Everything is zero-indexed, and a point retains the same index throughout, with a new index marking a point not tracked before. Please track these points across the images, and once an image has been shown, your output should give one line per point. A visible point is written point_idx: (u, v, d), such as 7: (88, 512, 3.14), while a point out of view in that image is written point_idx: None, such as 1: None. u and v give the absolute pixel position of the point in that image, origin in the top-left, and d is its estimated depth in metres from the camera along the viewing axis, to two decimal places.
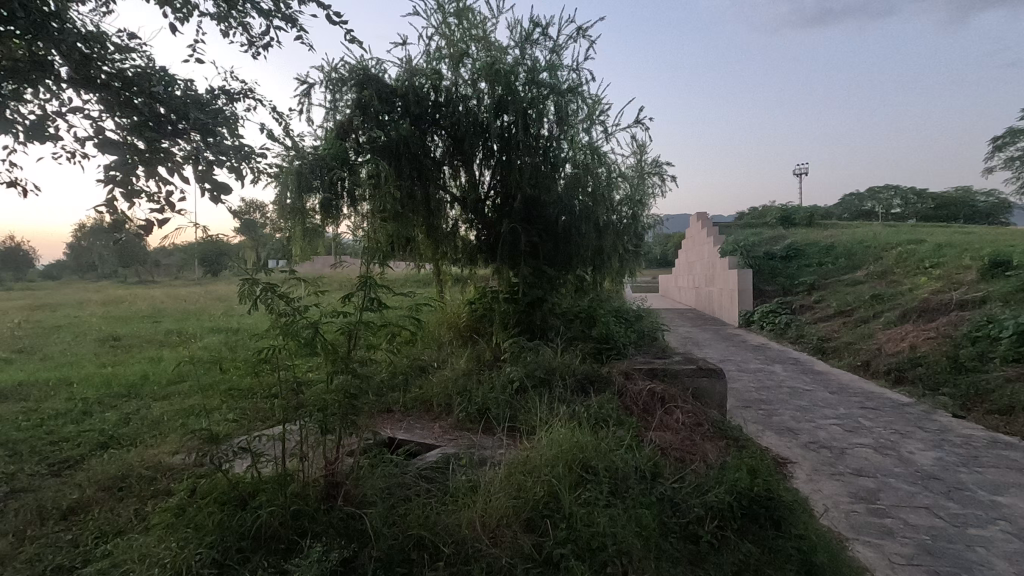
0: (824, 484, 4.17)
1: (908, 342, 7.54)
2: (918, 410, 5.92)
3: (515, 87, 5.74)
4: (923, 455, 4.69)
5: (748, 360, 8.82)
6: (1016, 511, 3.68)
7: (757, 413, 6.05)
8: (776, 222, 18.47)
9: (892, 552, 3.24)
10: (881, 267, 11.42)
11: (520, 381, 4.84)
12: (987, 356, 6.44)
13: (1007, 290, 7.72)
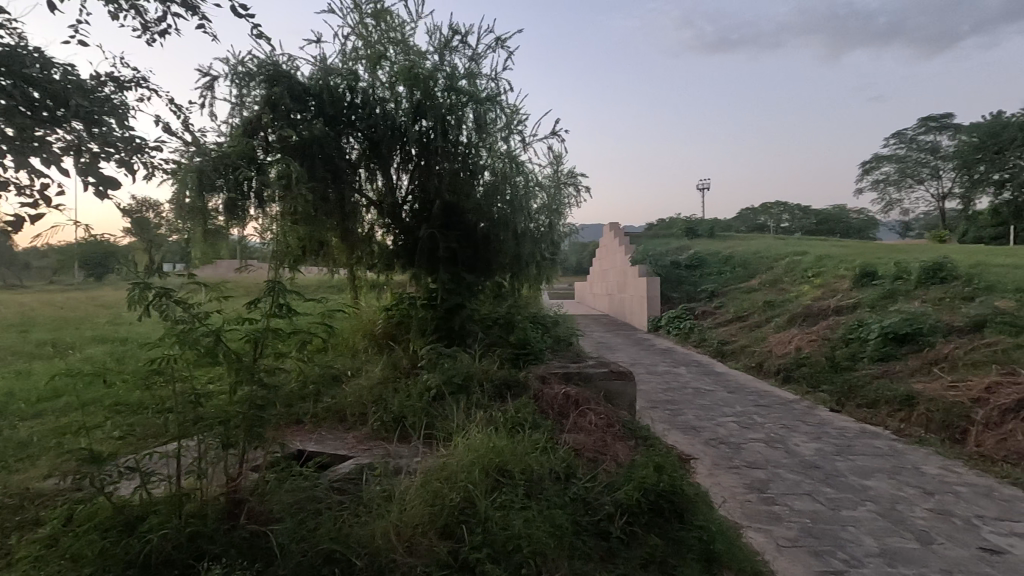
0: (723, 477, 4.49)
1: (793, 345, 8.29)
2: (802, 406, 6.52)
3: (434, 92, 5.72)
4: (805, 447, 5.18)
5: (657, 363, 9.32)
6: (880, 493, 4.14)
7: (664, 413, 6.40)
8: (682, 234, 19.72)
9: (779, 536, 3.54)
10: (772, 276, 12.49)
11: (438, 388, 4.81)
12: (858, 356, 7.21)
13: (873, 297, 8.71)
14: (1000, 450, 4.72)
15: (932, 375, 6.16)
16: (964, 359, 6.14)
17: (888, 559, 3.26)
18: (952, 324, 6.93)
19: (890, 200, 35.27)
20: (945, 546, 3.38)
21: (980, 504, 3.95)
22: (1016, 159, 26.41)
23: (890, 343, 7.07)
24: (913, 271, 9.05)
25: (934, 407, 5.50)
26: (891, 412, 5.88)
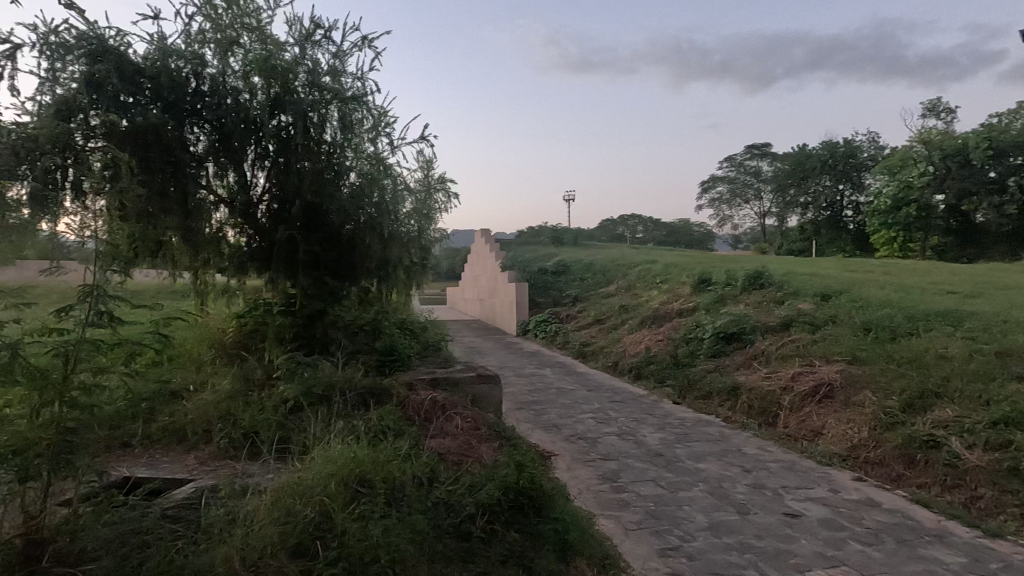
0: (580, 471, 4.79)
1: (644, 345, 9.10)
2: (650, 401, 7.18)
3: (294, 86, 5.40)
4: (651, 437, 5.71)
5: (524, 365, 9.67)
6: (710, 474, 4.70)
7: (529, 413, 6.65)
8: (549, 242, 20.74)
9: (626, 521, 3.86)
10: (627, 282, 13.60)
11: (295, 400, 4.53)
12: (696, 353, 8.10)
13: (709, 302, 9.86)
14: (800, 429, 5.58)
15: (752, 368, 7.10)
16: (775, 352, 7.13)
17: (714, 531, 3.70)
18: (768, 324, 8.02)
19: (724, 216, 40.18)
20: (758, 515, 3.92)
21: (785, 476, 4.64)
22: (817, 186, 31.57)
23: (721, 341, 8.02)
24: (739, 279, 10.40)
25: (753, 396, 6.36)
26: (721, 402, 6.70)
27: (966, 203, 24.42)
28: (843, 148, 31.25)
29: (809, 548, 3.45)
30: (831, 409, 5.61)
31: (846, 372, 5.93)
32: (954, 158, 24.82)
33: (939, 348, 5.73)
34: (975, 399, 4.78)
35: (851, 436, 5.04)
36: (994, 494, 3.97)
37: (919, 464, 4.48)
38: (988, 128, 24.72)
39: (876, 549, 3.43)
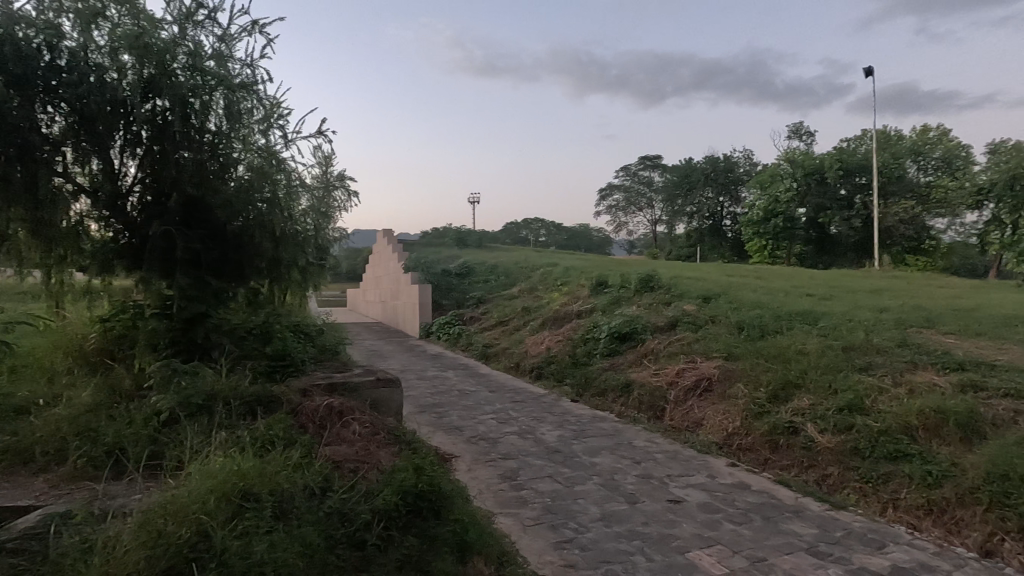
0: (480, 471, 4.82)
1: (544, 346, 9.36)
2: (550, 399, 7.41)
3: (172, 68, 4.95)
4: (550, 434, 5.88)
5: (426, 368, 9.56)
6: (603, 467, 4.93)
7: (431, 416, 6.59)
8: (452, 243, 20.71)
9: (524, 517, 3.95)
10: (529, 284, 13.92)
11: (170, 411, 4.15)
12: (592, 352, 8.48)
13: (605, 303, 10.37)
14: (684, 421, 6.03)
15: (643, 366, 7.56)
16: (663, 350, 7.65)
17: (606, 521, 3.89)
18: (657, 324, 8.57)
19: (620, 222, 42.39)
20: (645, 503, 4.18)
21: (670, 465, 4.99)
22: (701, 197, 34.31)
23: (615, 341, 8.45)
24: (632, 282, 11.02)
25: (643, 391, 6.77)
26: (615, 399, 7.06)
27: (822, 216, 27.75)
28: (723, 163, 34.21)
29: (689, 531, 3.73)
30: (710, 402, 6.11)
31: (722, 367, 6.49)
32: (813, 177, 28.10)
33: (798, 344, 6.46)
34: (825, 388, 5.41)
35: (727, 426, 5.53)
36: (839, 472, 4.48)
37: (782, 448, 5.00)
38: (840, 151, 28.27)
39: (745, 527, 3.78)
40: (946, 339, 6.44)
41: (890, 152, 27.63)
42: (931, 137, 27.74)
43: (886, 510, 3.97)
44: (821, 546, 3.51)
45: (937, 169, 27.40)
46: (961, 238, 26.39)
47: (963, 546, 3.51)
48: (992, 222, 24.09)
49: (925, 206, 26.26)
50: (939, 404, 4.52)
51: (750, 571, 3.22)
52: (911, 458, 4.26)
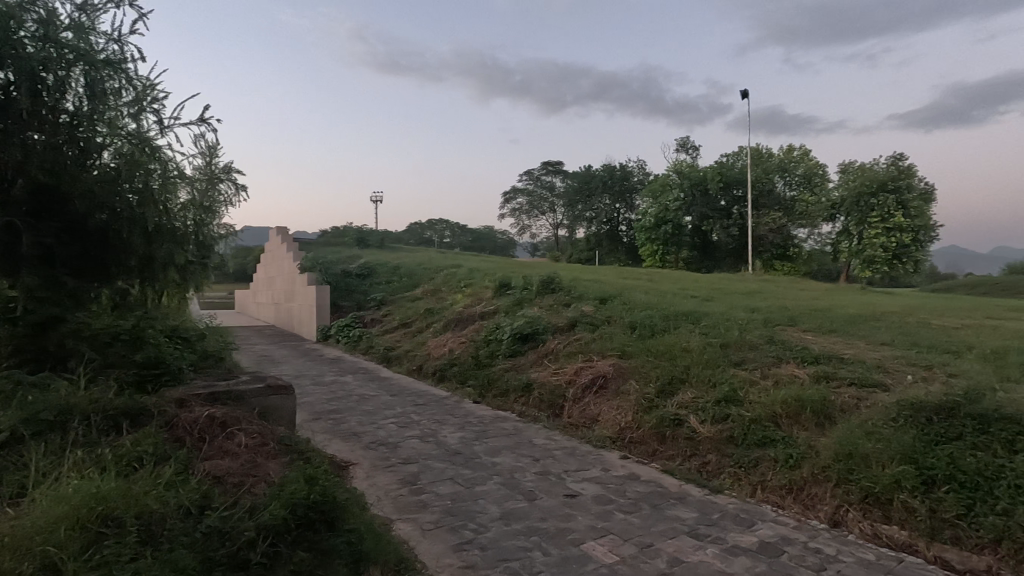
0: (379, 477, 4.68)
1: (447, 347, 9.31)
2: (452, 402, 7.37)
3: (17, 36, 4.32)
4: (451, 436, 5.86)
5: (323, 373, 9.12)
6: (504, 466, 5.00)
7: (327, 423, 6.31)
8: (353, 243, 20.01)
9: (424, 522, 3.89)
10: (433, 285, 13.78)
11: (11, 431, 3.62)
12: (495, 353, 8.57)
13: (507, 305, 10.52)
14: (581, 418, 6.26)
15: (543, 365, 7.76)
16: (562, 350, 7.90)
17: (505, 519, 3.94)
18: (556, 324, 8.83)
19: (523, 225, 43.24)
20: (543, 500, 4.29)
21: (567, 461, 5.16)
22: (599, 203, 35.94)
23: (517, 341, 8.60)
24: (534, 284, 11.28)
25: (544, 390, 6.95)
26: (516, 398, 7.18)
27: (705, 224, 30.16)
28: (620, 171, 36.14)
29: (584, 523, 3.88)
30: (605, 398, 6.41)
31: (617, 365, 6.84)
32: (697, 188, 30.47)
33: (683, 342, 6.96)
34: (706, 382, 5.88)
35: (620, 420, 5.83)
36: (717, 458, 4.88)
37: (668, 439, 5.36)
38: (721, 165, 30.95)
39: (635, 515, 4.00)
40: (805, 335, 7.25)
41: (762, 168, 30.69)
42: (795, 156, 31.22)
43: (756, 491, 4.38)
44: (700, 528, 3.80)
45: (800, 185, 30.84)
46: (819, 247, 29.91)
47: (817, 518, 3.95)
48: (842, 233, 27.63)
49: (790, 217, 29.47)
50: (799, 394, 5.06)
51: (639, 557, 3.41)
52: (776, 443, 4.73)
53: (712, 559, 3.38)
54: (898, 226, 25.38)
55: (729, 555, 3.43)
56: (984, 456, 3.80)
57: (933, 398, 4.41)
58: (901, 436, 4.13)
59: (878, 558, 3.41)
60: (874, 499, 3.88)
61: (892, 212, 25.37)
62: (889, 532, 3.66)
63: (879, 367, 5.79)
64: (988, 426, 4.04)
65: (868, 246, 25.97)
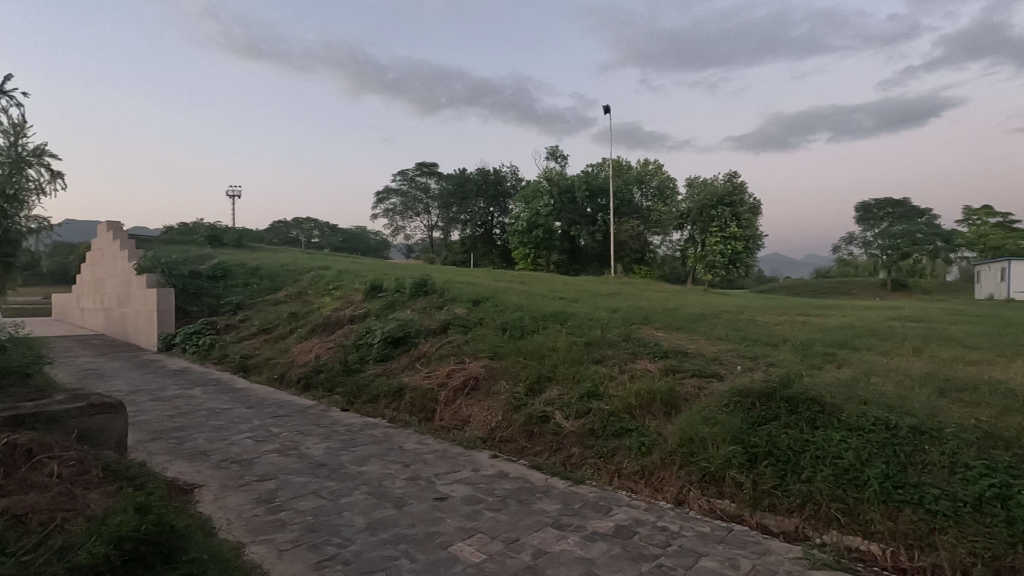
0: (230, 498, 4.27)
1: (313, 354, 8.79)
2: (317, 411, 6.97)
3: None
4: (315, 448, 5.53)
5: (165, 386, 8.12)
6: (372, 475, 4.83)
7: (168, 442, 5.62)
8: (204, 241, 18.12)
9: (280, 542, 3.62)
10: (297, 288, 12.94)
11: None
12: (365, 358, 8.25)
13: (378, 308, 10.20)
14: (453, 420, 6.27)
15: (415, 369, 7.63)
16: (435, 353, 7.85)
17: (371, 530, 3.80)
18: (429, 327, 8.73)
19: (397, 226, 42.28)
20: (412, 505, 4.21)
21: (437, 464, 5.12)
22: (474, 206, 36.35)
23: (389, 345, 8.37)
24: (407, 286, 11.08)
25: (415, 394, 6.85)
26: (387, 404, 6.98)
27: (573, 229, 31.84)
28: (494, 176, 36.91)
29: (453, 525, 3.88)
30: (476, 399, 6.48)
31: (488, 366, 6.95)
32: (566, 195, 32.09)
33: (549, 342, 7.27)
34: (570, 379, 6.21)
35: (491, 420, 5.93)
36: (579, 451, 5.16)
37: (536, 435, 5.56)
38: (587, 175, 32.95)
39: (502, 513, 4.09)
40: (657, 333, 7.96)
41: (622, 179, 33.17)
42: (650, 169, 34.21)
43: (613, 478, 4.70)
44: (563, 519, 3.99)
45: (654, 196, 33.89)
46: (670, 253, 33.07)
47: (664, 499, 4.35)
48: (689, 241, 30.84)
49: (647, 226, 32.21)
50: (651, 387, 5.53)
51: (505, 553, 3.49)
52: (631, 433, 5.12)
53: (573, 547, 3.56)
54: (734, 236, 28.96)
55: (588, 541, 3.64)
56: (794, 432, 4.43)
57: (756, 386, 5.05)
58: (731, 420, 4.68)
59: (712, 530, 3.83)
60: (709, 477, 4.35)
61: (728, 224, 29.00)
62: (721, 506, 4.13)
63: (716, 360, 6.53)
64: (797, 407, 4.73)
65: (710, 253, 29.27)
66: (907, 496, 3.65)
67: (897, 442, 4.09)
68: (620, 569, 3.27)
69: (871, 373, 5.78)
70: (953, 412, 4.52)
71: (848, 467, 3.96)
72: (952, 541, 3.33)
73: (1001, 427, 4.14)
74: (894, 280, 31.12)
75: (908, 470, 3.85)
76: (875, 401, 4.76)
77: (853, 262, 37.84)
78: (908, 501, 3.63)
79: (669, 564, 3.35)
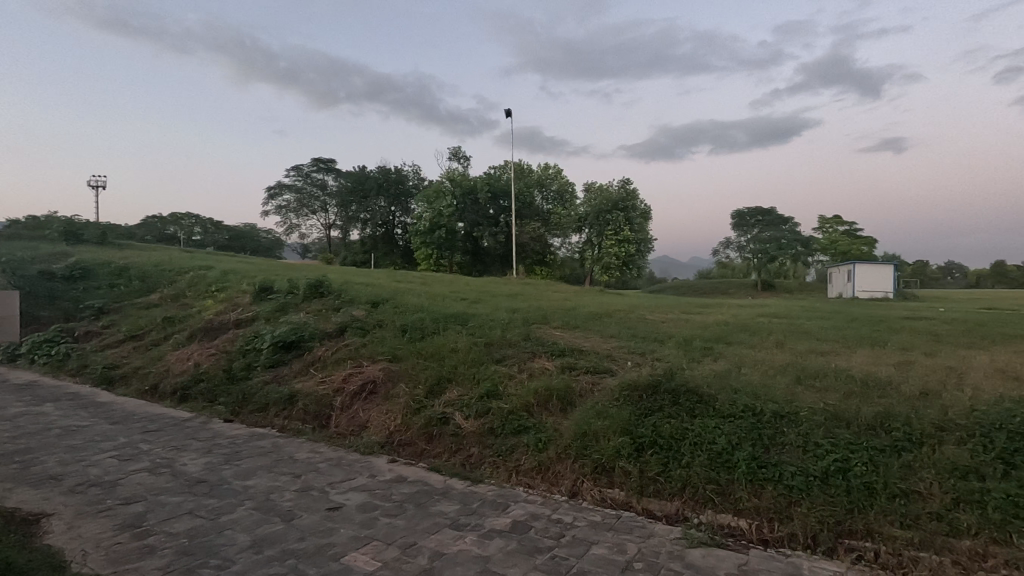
0: (87, 526, 3.79)
1: (192, 361, 8.07)
2: (196, 424, 6.40)
3: None
4: (193, 463, 5.08)
5: (6, 404, 7.04)
6: (258, 489, 4.52)
7: (9, 468, 4.88)
8: (59, 237, 16.00)
9: (149, 570, 3.27)
10: (174, 290, 11.81)
11: None
12: (252, 365, 7.71)
13: (268, 311, 9.59)
14: (349, 426, 6.04)
15: (308, 375, 7.25)
16: (330, 357, 7.52)
17: (256, 547, 3.56)
18: (324, 331, 8.35)
19: (291, 224, 40.02)
20: (302, 518, 4.00)
21: (332, 473, 4.91)
22: (374, 205, 35.33)
23: (279, 350, 7.89)
24: (300, 287, 10.52)
25: (308, 401, 6.51)
26: (277, 413, 6.57)
27: (476, 230, 32.02)
28: (395, 175, 36.14)
29: (346, 535, 3.74)
30: (374, 403, 6.29)
31: (387, 369, 6.78)
32: (469, 196, 32.19)
33: (450, 343, 7.25)
34: (470, 379, 6.24)
35: (389, 424, 5.79)
36: (478, 450, 5.19)
37: (435, 437, 5.51)
38: (489, 177, 33.26)
39: (399, 518, 4.01)
40: (555, 332, 8.22)
41: (524, 182, 33.88)
42: (550, 173, 35.25)
43: (511, 475, 4.79)
44: (461, 519, 3.99)
45: (554, 200, 34.97)
46: (570, 255, 34.31)
47: (559, 492, 4.51)
48: (587, 244, 32.19)
49: (547, 228, 33.17)
50: (547, 384, 5.71)
51: (401, 558, 3.42)
52: (528, 430, 5.24)
53: (471, 546, 3.57)
54: (627, 239, 30.68)
55: (485, 539, 3.67)
56: (676, 422, 4.78)
57: (643, 379, 5.40)
58: (621, 413, 4.95)
59: (603, 518, 4.03)
60: (601, 468, 4.56)
61: (622, 227, 30.58)
62: (611, 495, 4.35)
63: (609, 356, 6.88)
64: (678, 398, 5.11)
65: (606, 255, 30.77)
66: (769, 474, 4.07)
67: (761, 426, 4.55)
68: (515, 564, 3.33)
69: (741, 364, 6.40)
70: (806, 397, 5.12)
71: (721, 451, 4.35)
72: (805, 511, 3.75)
73: (844, 408, 4.76)
74: (764, 281, 34.60)
75: (770, 451, 4.30)
76: (745, 390, 5.27)
77: (730, 265, 41.61)
78: (770, 478, 4.05)
79: (562, 554, 3.47)
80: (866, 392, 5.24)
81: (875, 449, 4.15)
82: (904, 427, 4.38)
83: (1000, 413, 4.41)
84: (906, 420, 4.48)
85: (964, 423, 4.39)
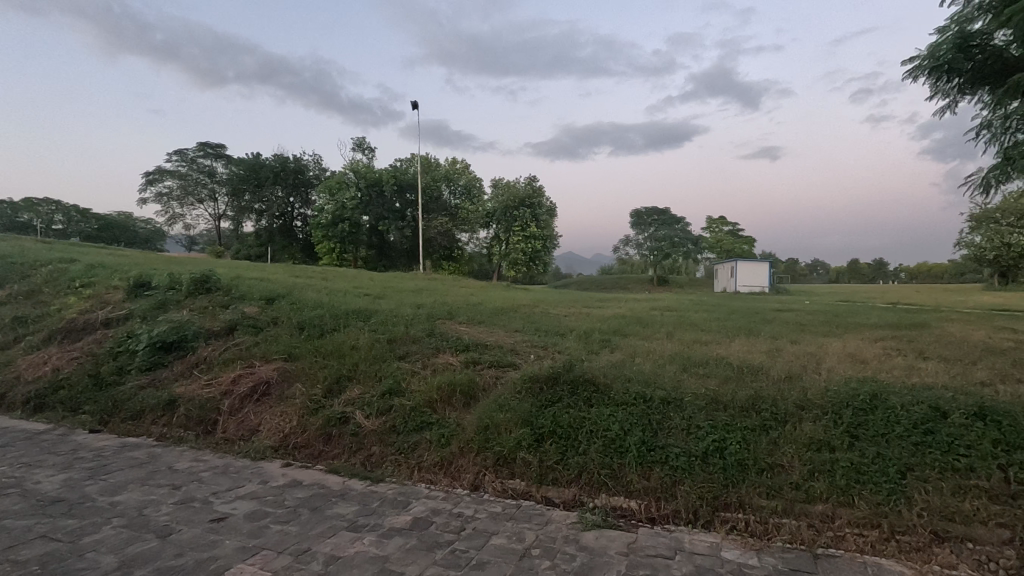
0: None
1: (50, 366, 7.13)
2: (54, 436, 5.67)
3: None
4: (48, 481, 4.50)
5: None
6: (129, 504, 4.11)
7: None
8: None
9: None
10: (27, 286, 10.38)
11: None
12: (124, 368, 6.96)
13: (144, 308, 8.69)
14: (238, 431, 5.64)
15: (192, 378, 6.67)
16: (217, 357, 6.98)
17: (125, 568, 3.23)
18: (210, 330, 7.72)
19: (174, 214, 36.64)
20: (180, 532, 3.69)
21: (216, 482, 4.58)
22: (270, 195, 33.08)
23: (157, 352, 7.18)
24: (184, 283, 9.66)
25: (191, 405, 6.00)
26: (153, 421, 5.99)
27: (381, 224, 31.05)
28: (293, 164, 34.15)
29: (231, 546, 3.50)
30: (267, 406, 5.92)
31: (282, 369, 6.41)
32: (373, 189, 31.14)
33: (351, 340, 7.01)
34: (372, 377, 6.08)
35: (284, 427, 5.48)
36: (379, 449, 5.06)
37: (334, 438, 5.31)
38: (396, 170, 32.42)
39: (291, 524, 3.83)
40: (460, 327, 8.20)
41: (431, 176, 33.40)
42: (458, 168, 35.06)
43: (413, 473, 4.72)
44: (359, 520, 3.89)
45: (462, 195, 34.88)
46: (478, 250, 34.40)
47: (461, 486, 4.51)
48: (494, 240, 32.45)
49: (455, 223, 32.99)
50: (451, 379, 5.72)
51: (292, 566, 3.26)
52: (430, 426, 5.20)
53: (368, 546, 3.49)
54: (533, 235, 31.32)
55: (384, 539, 3.60)
56: (575, 411, 4.98)
57: (544, 372, 5.59)
58: (522, 405, 5.09)
59: (503, 509, 4.10)
60: (502, 460, 4.63)
61: (529, 223, 31.18)
62: (512, 485, 4.43)
63: (512, 350, 7.00)
64: (577, 388, 5.35)
65: (513, 250, 31.23)
66: (657, 456, 4.37)
67: (650, 412, 4.87)
68: (413, 562, 3.30)
69: (635, 355, 6.79)
70: (690, 383, 5.55)
71: (615, 437, 4.59)
72: (687, 489, 4.05)
73: (722, 392, 5.22)
74: (660, 278, 36.76)
75: (658, 435, 4.61)
76: (637, 378, 5.62)
77: (629, 262, 43.81)
78: (657, 460, 4.34)
79: (462, 547, 3.49)
80: (741, 377, 5.79)
81: (746, 429, 4.59)
82: (771, 407, 4.90)
83: (847, 393, 5.06)
84: (772, 401, 5.01)
85: (819, 401, 4.99)
